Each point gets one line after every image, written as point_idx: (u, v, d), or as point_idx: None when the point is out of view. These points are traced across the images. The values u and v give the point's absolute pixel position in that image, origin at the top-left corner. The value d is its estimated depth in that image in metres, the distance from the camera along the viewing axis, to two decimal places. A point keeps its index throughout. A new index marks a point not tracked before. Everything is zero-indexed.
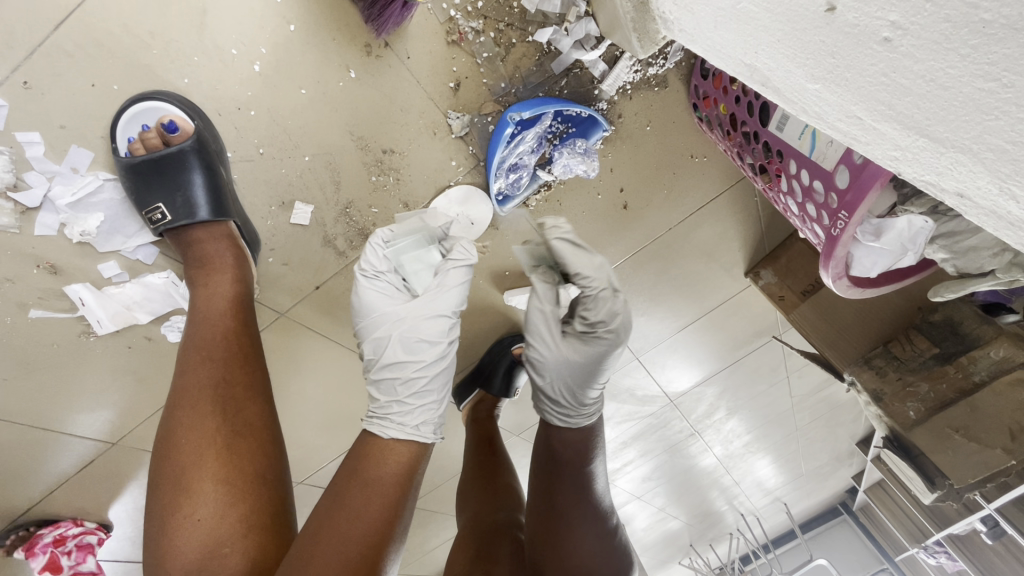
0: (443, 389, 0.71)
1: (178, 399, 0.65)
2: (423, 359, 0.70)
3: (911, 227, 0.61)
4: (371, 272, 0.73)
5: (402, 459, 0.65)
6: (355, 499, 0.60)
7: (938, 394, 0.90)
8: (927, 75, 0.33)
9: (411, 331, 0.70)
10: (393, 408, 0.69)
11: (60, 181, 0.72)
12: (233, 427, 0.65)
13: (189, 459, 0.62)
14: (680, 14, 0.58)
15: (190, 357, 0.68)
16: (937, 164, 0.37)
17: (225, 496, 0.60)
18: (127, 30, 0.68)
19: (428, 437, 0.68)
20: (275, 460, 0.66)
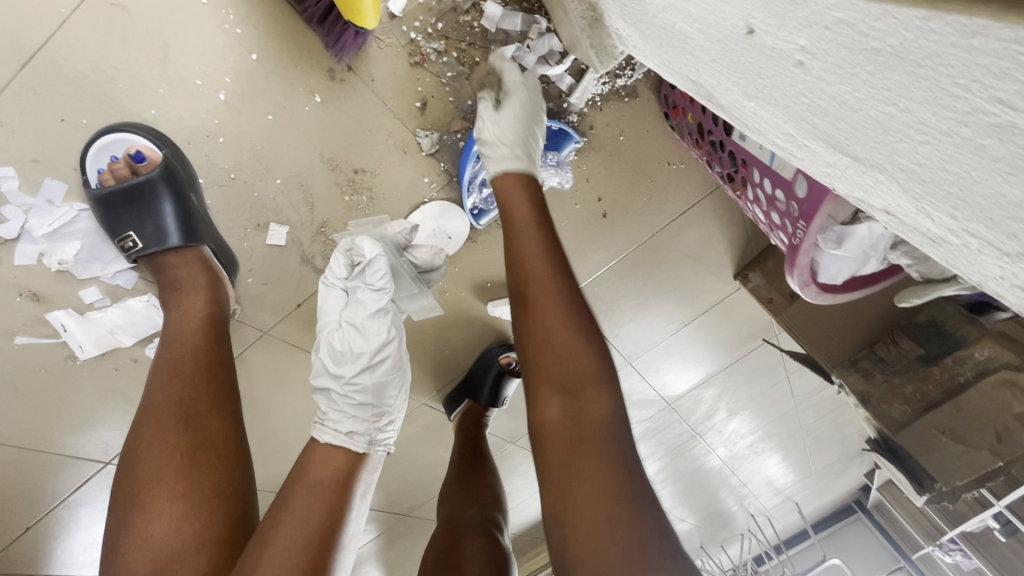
0: (372, 401, 0.73)
1: (144, 416, 0.67)
2: (345, 372, 0.73)
3: (872, 234, 0.62)
4: (329, 281, 0.78)
5: (340, 465, 0.67)
6: (299, 500, 0.62)
7: (924, 395, 0.88)
8: (838, 97, 0.33)
9: (333, 344, 0.74)
10: (329, 415, 0.71)
11: (36, 214, 0.74)
12: (196, 444, 0.66)
13: (147, 476, 0.63)
14: (630, 31, 0.59)
15: (158, 375, 0.70)
16: (863, 182, 0.37)
17: (180, 513, 0.62)
18: (93, 67, 0.70)
19: (360, 447, 0.70)
20: (236, 476, 0.67)
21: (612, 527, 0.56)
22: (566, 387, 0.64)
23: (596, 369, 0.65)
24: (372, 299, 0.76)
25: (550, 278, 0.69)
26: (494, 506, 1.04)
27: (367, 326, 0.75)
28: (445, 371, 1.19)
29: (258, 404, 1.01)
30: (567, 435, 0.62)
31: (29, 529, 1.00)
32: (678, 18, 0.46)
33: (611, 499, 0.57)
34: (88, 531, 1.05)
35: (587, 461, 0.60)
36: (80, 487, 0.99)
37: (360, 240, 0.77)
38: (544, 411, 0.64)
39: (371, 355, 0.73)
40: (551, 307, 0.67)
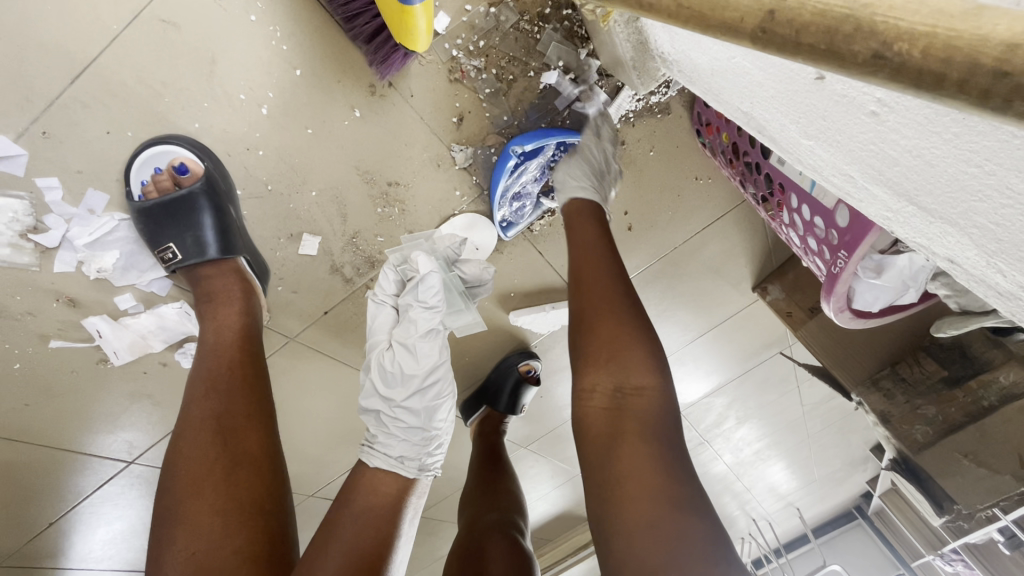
0: (422, 424, 0.74)
1: (182, 429, 0.68)
2: (397, 395, 0.73)
3: (912, 265, 0.62)
4: (379, 298, 0.80)
5: (389, 490, 0.69)
6: (345, 527, 0.64)
7: (947, 417, 0.88)
8: (913, 150, 0.33)
9: (384, 365, 0.74)
10: (379, 438, 0.73)
11: (78, 223, 0.74)
12: (234, 459, 0.67)
13: (186, 491, 0.64)
14: (679, 57, 0.59)
15: (195, 387, 0.71)
16: (928, 231, 0.37)
17: (221, 528, 0.62)
18: (139, 79, 0.70)
19: (410, 472, 0.71)
20: (272, 491, 0.68)
21: (649, 504, 0.57)
22: (614, 372, 0.65)
23: (646, 360, 0.65)
24: (424, 317, 0.76)
25: (603, 275, 0.71)
26: (514, 512, 1.03)
27: (417, 346, 0.75)
28: (463, 376, 1.19)
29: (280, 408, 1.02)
30: (611, 417, 0.64)
31: (52, 525, 1.02)
32: (738, 54, 0.46)
33: (650, 478, 0.59)
34: (108, 527, 1.07)
35: (630, 444, 0.61)
36: (102, 485, 1.00)
37: (416, 257, 0.78)
38: (591, 390, 0.66)
39: (422, 377, 0.73)
40: (602, 298, 0.69)
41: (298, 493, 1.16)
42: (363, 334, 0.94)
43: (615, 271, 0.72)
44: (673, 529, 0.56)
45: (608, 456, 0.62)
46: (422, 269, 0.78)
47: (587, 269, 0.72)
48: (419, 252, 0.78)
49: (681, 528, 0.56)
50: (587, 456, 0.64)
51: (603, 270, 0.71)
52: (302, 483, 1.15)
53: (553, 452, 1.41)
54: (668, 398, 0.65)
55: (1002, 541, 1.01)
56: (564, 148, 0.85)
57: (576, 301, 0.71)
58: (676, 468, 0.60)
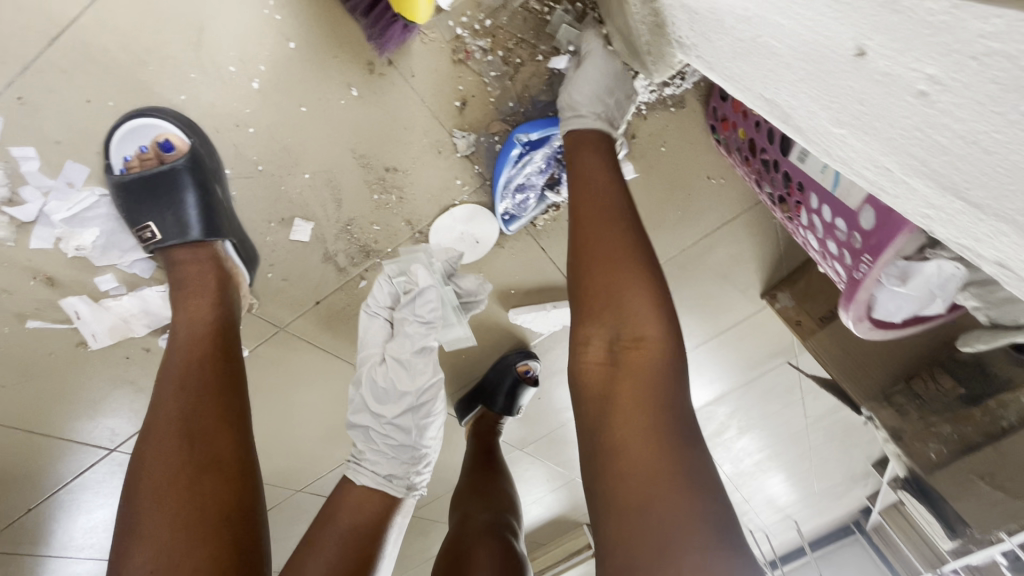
0: (411, 443, 0.76)
1: (146, 432, 0.64)
2: (387, 413, 0.75)
3: (942, 273, 0.57)
4: (372, 309, 0.79)
5: (377, 505, 0.72)
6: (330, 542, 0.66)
7: (963, 437, 0.83)
8: (968, 135, 0.29)
9: (376, 380, 0.76)
10: (367, 456, 0.75)
11: (56, 197, 0.71)
12: (201, 465, 0.63)
13: (149, 500, 0.60)
14: (697, 40, 0.55)
15: (164, 387, 0.67)
16: (975, 230, 0.33)
17: (184, 543, 0.58)
18: (122, 46, 0.66)
19: (398, 491, 0.74)
20: (242, 498, 0.64)
21: (644, 462, 0.54)
22: (611, 328, 0.62)
23: (647, 311, 0.61)
24: (419, 333, 0.77)
25: (609, 214, 0.66)
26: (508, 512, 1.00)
27: (412, 363, 0.77)
28: (459, 374, 1.15)
29: (267, 400, 0.98)
30: (606, 374, 0.61)
31: (29, 512, 0.99)
32: (765, 31, 0.42)
33: (650, 436, 0.55)
34: (88, 515, 1.04)
35: (625, 402, 0.58)
36: (82, 473, 0.97)
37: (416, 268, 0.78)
38: (587, 344, 0.63)
39: (415, 397, 0.76)
40: (602, 242, 0.64)
41: (285, 488, 1.13)
42: (355, 326, 0.91)
43: (622, 213, 0.67)
44: (669, 491, 0.52)
45: (604, 412, 0.59)
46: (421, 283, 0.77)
47: (590, 210, 0.67)
48: (418, 264, 0.78)
49: (679, 490, 0.52)
50: (585, 410, 0.62)
51: (606, 212, 0.66)
52: (289, 478, 1.12)
53: (548, 456, 1.37)
54: (671, 354, 0.60)
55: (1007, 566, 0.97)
56: None
57: (575, 246, 0.67)
58: (679, 428, 0.56)
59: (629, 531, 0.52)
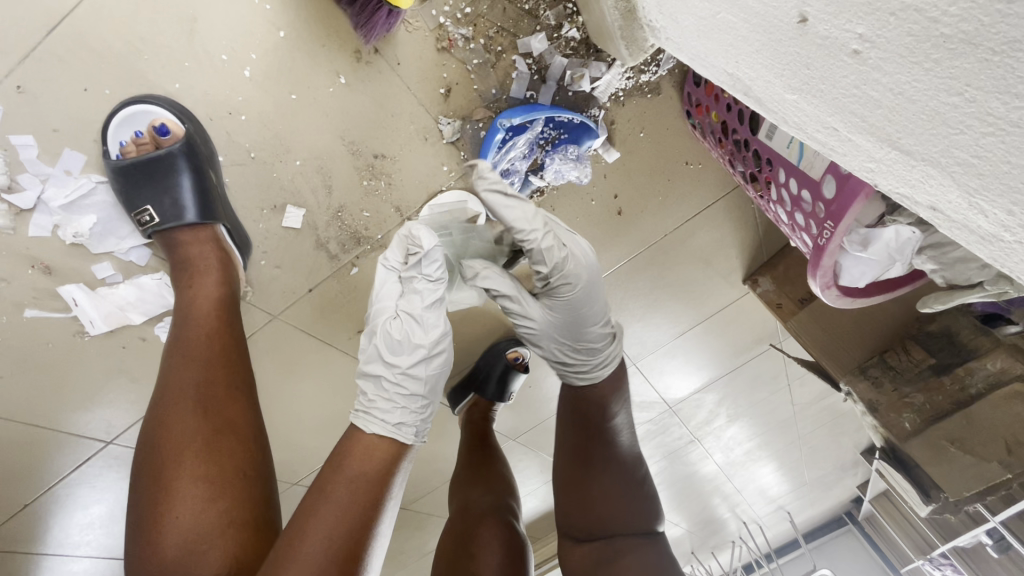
0: (424, 392, 0.72)
1: (162, 396, 0.67)
2: (401, 362, 0.71)
3: (899, 237, 0.61)
4: (386, 266, 0.77)
5: (384, 454, 0.68)
6: (338, 493, 0.63)
7: (934, 405, 0.86)
8: (894, 87, 0.33)
9: (391, 332, 0.72)
10: (377, 404, 0.70)
11: (54, 184, 0.73)
12: (215, 425, 0.66)
13: (170, 460, 0.63)
14: (665, 22, 0.59)
15: (175, 354, 0.70)
16: (910, 177, 0.37)
17: (205, 494, 0.62)
18: (117, 35, 0.70)
19: (406, 438, 0.70)
20: (257, 459, 0.67)
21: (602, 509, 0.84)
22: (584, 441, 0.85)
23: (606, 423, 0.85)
24: (428, 289, 0.74)
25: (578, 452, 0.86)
26: (509, 495, 1.02)
27: (424, 317, 0.73)
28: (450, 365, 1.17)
29: (263, 390, 1.00)
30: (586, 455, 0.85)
31: (26, 507, 0.99)
32: (722, 7, 0.46)
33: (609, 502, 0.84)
34: (85, 511, 1.04)
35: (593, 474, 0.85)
36: (79, 466, 0.98)
37: (416, 229, 0.73)
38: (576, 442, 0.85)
39: (429, 347, 0.72)
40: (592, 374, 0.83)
41: (282, 482, 1.14)
42: (347, 314, 0.93)
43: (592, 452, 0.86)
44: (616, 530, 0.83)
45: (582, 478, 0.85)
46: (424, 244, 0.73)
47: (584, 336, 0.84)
48: (419, 225, 0.73)
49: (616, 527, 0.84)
50: None
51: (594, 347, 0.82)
52: (286, 471, 1.13)
53: (542, 446, 1.39)
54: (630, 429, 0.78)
55: (990, 543, 0.99)
56: (553, 124, 0.82)
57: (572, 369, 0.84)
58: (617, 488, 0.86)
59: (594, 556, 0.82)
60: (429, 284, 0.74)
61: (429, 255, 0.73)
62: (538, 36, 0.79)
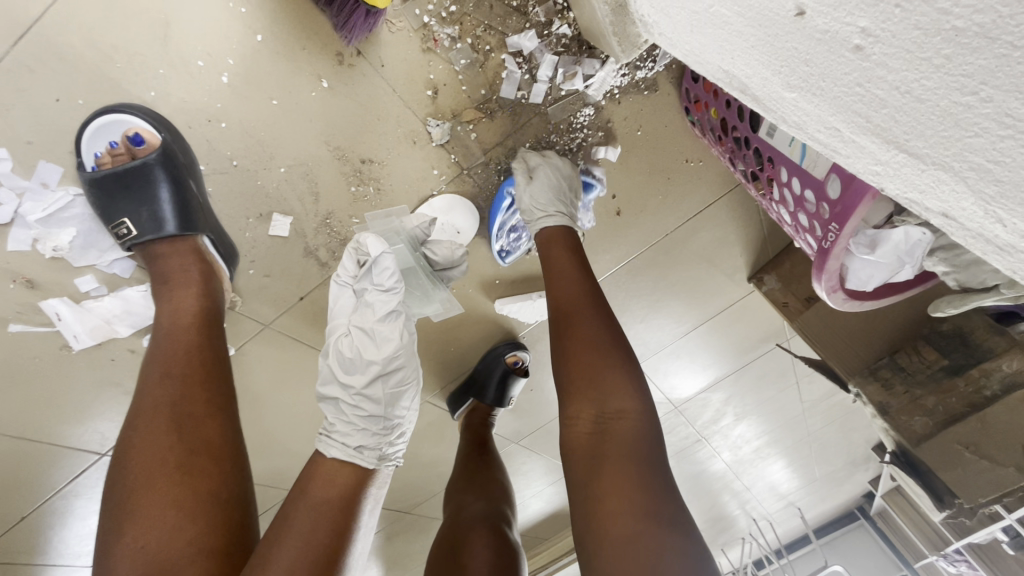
0: (383, 413, 0.72)
1: (134, 418, 0.65)
2: (354, 381, 0.71)
3: (908, 240, 0.58)
4: (341, 281, 0.78)
5: (346, 479, 0.67)
6: (300, 519, 0.61)
7: (947, 409, 0.83)
8: (901, 85, 0.30)
9: (342, 351, 0.72)
10: (337, 427, 0.70)
11: (30, 198, 0.72)
12: (190, 447, 0.64)
13: (140, 484, 0.62)
14: (657, 17, 0.56)
15: (150, 373, 0.68)
16: (919, 182, 0.34)
17: (174, 522, 0.60)
18: (89, 43, 0.68)
19: (368, 462, 0.69)
20: (231, 481, 0.66)
21: (631, 525, 0.57)
22: (594, 396, 0.65)
23: (626, 387, 0.65)
24: (380, 300, 0.74)
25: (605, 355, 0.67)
26: (505, 502, 1.00)
27: (377, 331, 0.73)
28: (448, 370, 1.14)
29: (258, 399, 0.98)
30: (591, 439, 0.64)
31: (24, 520, 0.99)
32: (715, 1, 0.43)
33: (636, 507, 0.58)
34: (85, 523, 1.03)
35: (608, 468, 0.61)
36: (75, 479, 0.97)
37: (365, 237, 0.77)
38: (572, 414, 0.66)
39: (382, 364, 0.71)
40: (583, 317, 0.70)
41: (281, 490, 1.12)
42: None
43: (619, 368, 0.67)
44: (656, 544, 0.56)
45: (589, 476, 0.62)
46: (374, 251, 0.75)
47: (564, 296, 0.73)
48: (368, 233, 0.76)
49: (667, 548, 0.56)
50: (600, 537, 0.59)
51: (584, 304, 0.71)
52: (285, 480, 1.11)
53: (545, 448, 1.36)
54: (648, 417, 0.65)
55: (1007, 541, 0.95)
56: None
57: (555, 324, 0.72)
58: (651, 494, 0.59)
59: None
60: (380, 291, 0.74)
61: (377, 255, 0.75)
62: (526, 33, 0.77)
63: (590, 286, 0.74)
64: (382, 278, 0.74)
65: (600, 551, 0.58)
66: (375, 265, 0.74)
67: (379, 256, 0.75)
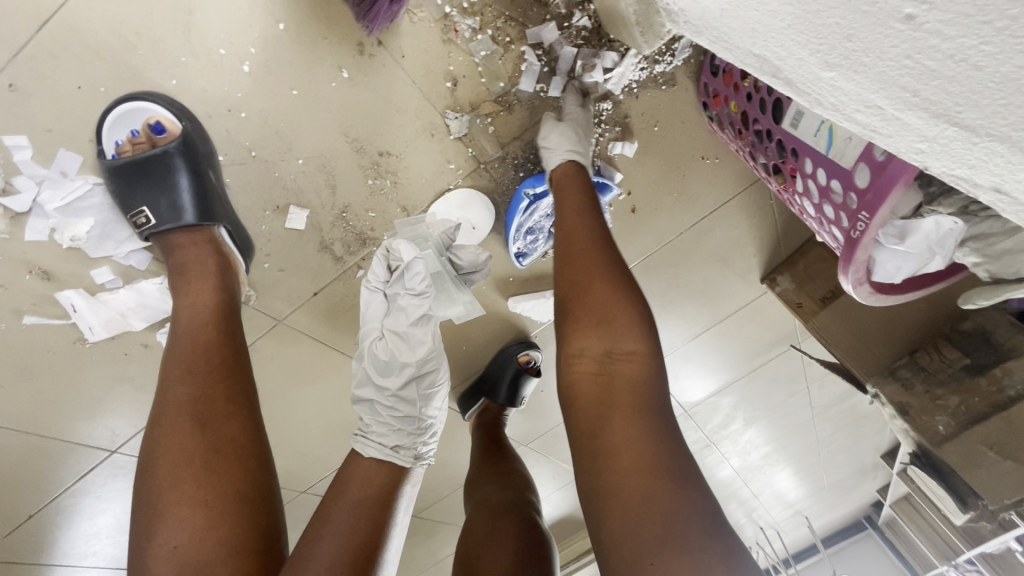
0: (416, 414, 0.74)
1: (157, 416, 0.65)
2: (389, 383, 0.73)
3: (939, 228, 0.57)
4: (372, 285, 0.77)
5: (384, 478, 0.68)
6: (341, 515, 0.62)
7: (970, 408, 0.81)
8: (957, 54, 0.29)
9: (377, 354, 0.73)
10: (373, 428, 0.71)
11: (50, 185, 0.72)
12: (215, 445, 0.64)
13: (169, 484, 0.61)
14: (682, 4, 0.55)
15: (170, 371, 0.67)
16: (970, 156, 0.33)
17: (204, 520, 0.59)
18: (112, 30, 0.68)
19: (406, 461, 0.70)
20: (258, 477, 0.65)
21: (641, 479, 0.54)
22: (605, 337, 0.62)
23: (638, 327, 0.63)
24: (413, 305, 0.75)
25: (615, 296, 0.64)
26: (528, 490, 0.97)
27: (410, 335, 0.74)
28: (459, 370, 1.13)
29: (268, 397, 0.97)
30: (600, 385, 0.61)
31: (31, 518, 0.97)
32: None
33: (648, 457, 0.55)
34: (90, 522, 1.02)
35: (619, 419, 0.58)
36: (83, 476, 0.96)
37: (396, 242, 0.76)
38: (579, 355, 0.63)
39: (416, 367, 0.73)
40: (592, 259, 0.68)
41: (288, 490, 1.11)
42: (355, 318, 0.90)
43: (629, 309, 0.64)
44: (670, 495, 0.53)
45: (598, 425, 0.59)
46: (406, 257, 0.75)
47: (574, 237, 0.70)
48: (401, 240, 0.76)
49: (675, 499, 0.53)
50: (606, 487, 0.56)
51: (595, 246, 0.69)
52: (293, 480, 1.10)
53: (554, 451, 1.35)
54: (659, 367, 0.62)
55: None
56: None
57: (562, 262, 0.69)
58: (663, 445, 0.57)
59: (630, 551, 0.52)
60: (415, 298, 0.75)
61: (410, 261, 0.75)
62: (546, 24, 0.77)
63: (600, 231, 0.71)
64: (416, 285, 0.75)
65: (606, 503, 0.55)
66: (409, 271, 0.74)
67: (411, 261, 0.75)
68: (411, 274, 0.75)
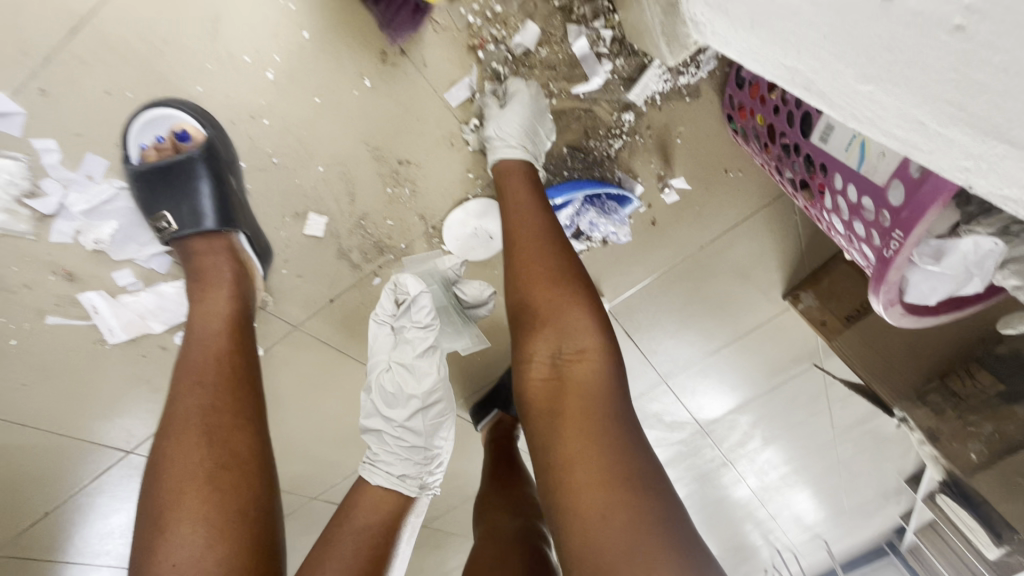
0: (423, 444, 0.73)
1: (166, 427, 0.64)
2: (396, 416, 0.72)
3: (978, 250, 0.54)
4: (379, 319, 0.76)
5: (390, 506, 0.70)
6: (343, 544, 0.64)
7: (1004, 435, 0.75)
8: (1010, 68, 0.27)
9: (384, 386, 0.73)
10: (381, 456, 0.72)
11: (76, 189, 0.73)
12: (220, 459, 0.63)
13: (171, 497, 0.60)
14: (711, 15, 0.54)
15: (182, 383, 0.67)
16: (1020, 176, 0.31)
17: (204, 539, 0.58)
18: (141, 37, 0.69)
19: (410, 490, 0.71)
20: (262, 493, 0.64)
21: (600, 487, 0.55)
22: (555, 341, 0.64)
23: (589, 329, 0.64)
24: (419, 337, 0.75)
25: (560, 294, 0.67)
26: (538, 519, 0.92)
27: (417, 366, 0.74)
28: (471, 380, 1.11)
29: (282, 403, 0.97)
30: (552, 388, 0.63)
31: (47, 516, 0.98)
32: None
33: (607, 470, 0.55)
34: (104, 521, 1.03)
35: (572, 425, 0.59)
36: (99, 475, 0.96)
37: (404, 277, 0.76)
38: (532, 362, 0.65)
39: (422, 399, 0.73)
40: (537, 258, 0.69)
41: (298, 496, 1.10)
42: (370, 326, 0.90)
43: (577, 307, 0.66)
44: (627, 506, 0.53)
45: (553, 429, 0.60)
46: (412, 290, 0.75)
47: (523, 238, 0.71)
48: (407, 273, 0.75)
49: (637, 502, 0.54)
50: (565, 490, 0.57)
51: (541, 248, 0.70)
52: (303, 486, 1.09)
53: None
54: (612, 369, 0.63)
55: None
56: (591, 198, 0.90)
57: (511, 266, 0.71)
58: (620, 452, 0.57)
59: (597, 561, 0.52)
60: (421, 332, 0.75)
61: (416, 295, 0.74)
62: (572, 33, 0.79)
63: (550, 226, 0.73)
64: (421, 318, 0.74)
65: (569, 511, 0.56)
66: (411, 305, 0.74)
67: (417, 294, 0.75)
68: (415, 310, 0.74)
